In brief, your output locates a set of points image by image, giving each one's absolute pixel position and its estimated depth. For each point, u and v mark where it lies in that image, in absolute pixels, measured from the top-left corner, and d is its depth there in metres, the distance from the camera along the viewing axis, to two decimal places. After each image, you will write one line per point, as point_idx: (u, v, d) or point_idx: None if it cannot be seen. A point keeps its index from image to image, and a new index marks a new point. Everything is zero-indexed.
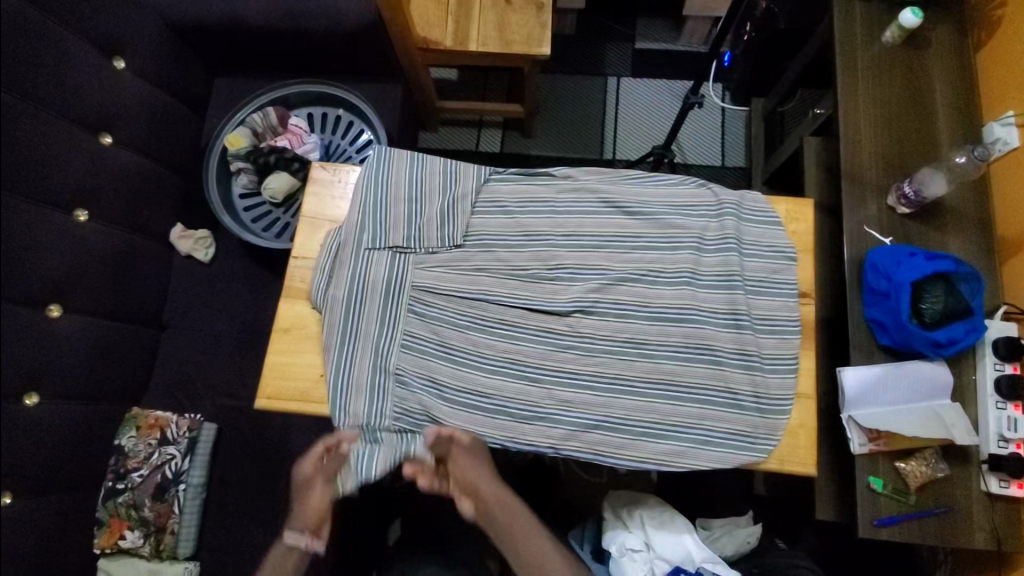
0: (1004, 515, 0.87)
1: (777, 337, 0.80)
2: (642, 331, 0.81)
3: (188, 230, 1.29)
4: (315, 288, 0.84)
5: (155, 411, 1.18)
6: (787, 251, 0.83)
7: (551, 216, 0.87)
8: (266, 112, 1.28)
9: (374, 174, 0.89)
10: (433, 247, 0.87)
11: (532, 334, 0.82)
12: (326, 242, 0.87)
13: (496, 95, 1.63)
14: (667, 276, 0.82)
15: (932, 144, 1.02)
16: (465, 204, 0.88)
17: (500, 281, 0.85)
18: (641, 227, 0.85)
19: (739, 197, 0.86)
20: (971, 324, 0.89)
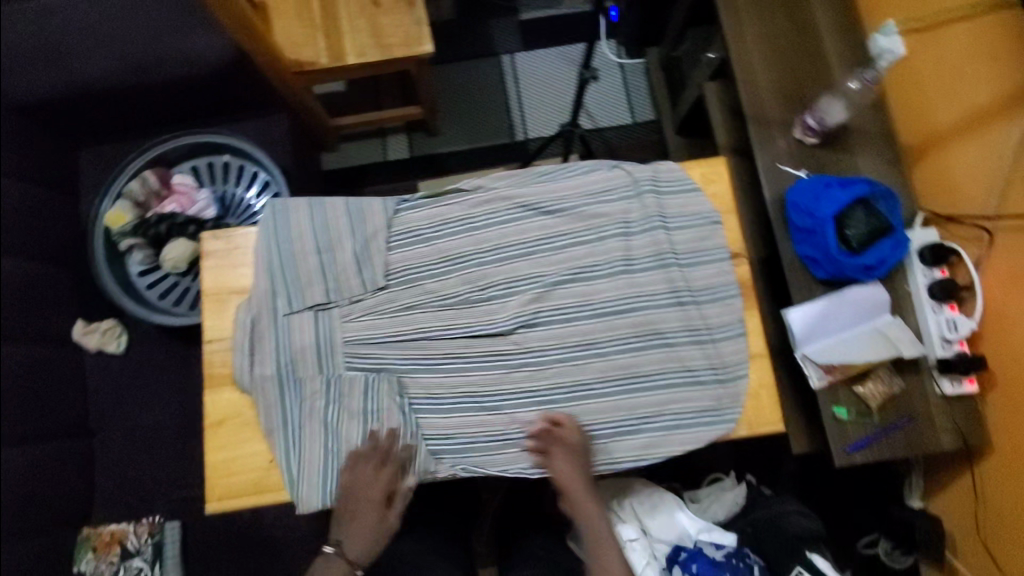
0: (959, 411, 0.91)
1: (721, 304, 0.80)
2: (589, 331, 0.79)
3: (92, 324, 1.18)
4: (238, 369, 0.78)
5: (108, 526, 1.08)
6: (710, 215, 0.82)
7: (471, 234, 0.82)
8: (144, 176, 1.16)
9: (273, 232, 0.82)
10: (356, 294, 0.81)
11: (481, 360, 0.79)
12: (238, 317, 0.80)
13: (392, 98, 1.54)
14: (600, 269, 0.80)
15: (826, 69, 1.03)
16: (378, 242, 0.82)
17: (434, 314, 0.80)
18: (565, 224, 0.82)
19: (654, 170, 0.85)
20: (896, 239, 0.92)
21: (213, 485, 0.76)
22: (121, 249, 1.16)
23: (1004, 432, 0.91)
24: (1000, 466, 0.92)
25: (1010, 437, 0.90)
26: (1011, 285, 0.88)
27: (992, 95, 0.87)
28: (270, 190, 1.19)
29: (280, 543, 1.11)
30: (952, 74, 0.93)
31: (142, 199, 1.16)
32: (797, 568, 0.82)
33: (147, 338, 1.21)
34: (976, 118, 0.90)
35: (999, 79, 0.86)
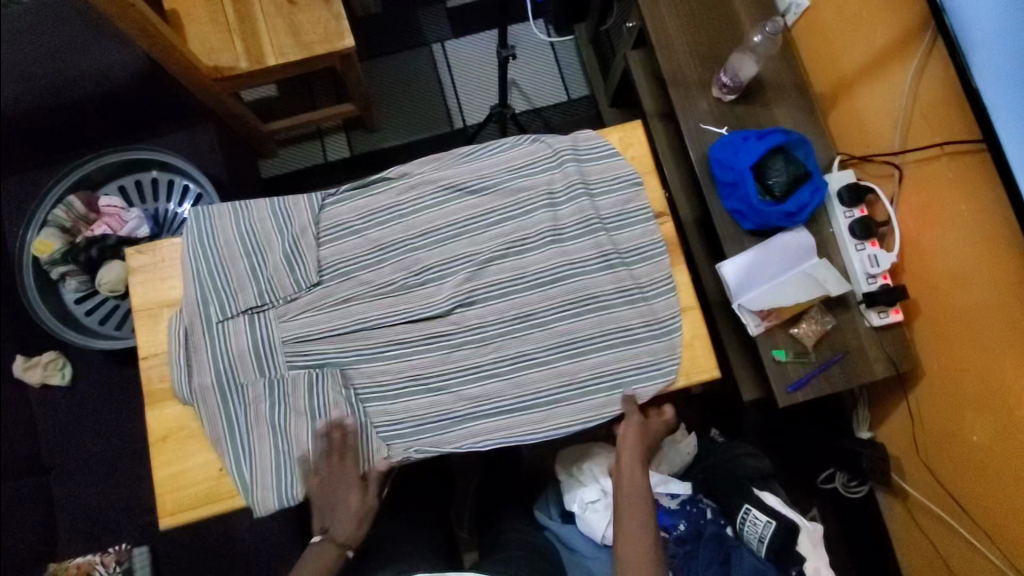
0: (888, 340, 0.96)
1: (649, 263, 0.83)
2: (526, 303, 0.80)
3: (32, 358, 1.15)
4: (176, 382, 0.77)
5: (75, 560, 1.07)
6: (630, 178, 0.85)
7: (400, 221, 0.83)
8: (68, 201, 1.13)
9: (199, 240, 0.81)
10: (291, 293, 0.80)
11: (423, 344, 0.80)
12: (171, 329, 0.79)
13: (325, 98, 1.52)
14: (530, 242, 0.82)
15: (737, 26, 1.05)
16: (308, 239, 0.82)
17: (372, 304, 0.80)
18: (492, 202, 0.83)
19: (573, 140, 0.87)
20: (814, 184, 0.95)
21: (163, 501, 0.76)
22: (53, 278, 1.12)
23: (932, 354, 0.97)
24: (932, 387, 0.98)
25: (938, 359, 0.96)
26: (925, 215, 0.93)
27: (887, 36, 0.91)
28: (202, 202, 1.16)
29: (255, 554, 1.10)
30: (851, 19, 0.97)
31: (71, 225, 1.13)
32: (746, 506, 0.86)
33: (92, 366, 1.17)
34: (877, 60, 0.94)
35: (894, 19, 0.89)
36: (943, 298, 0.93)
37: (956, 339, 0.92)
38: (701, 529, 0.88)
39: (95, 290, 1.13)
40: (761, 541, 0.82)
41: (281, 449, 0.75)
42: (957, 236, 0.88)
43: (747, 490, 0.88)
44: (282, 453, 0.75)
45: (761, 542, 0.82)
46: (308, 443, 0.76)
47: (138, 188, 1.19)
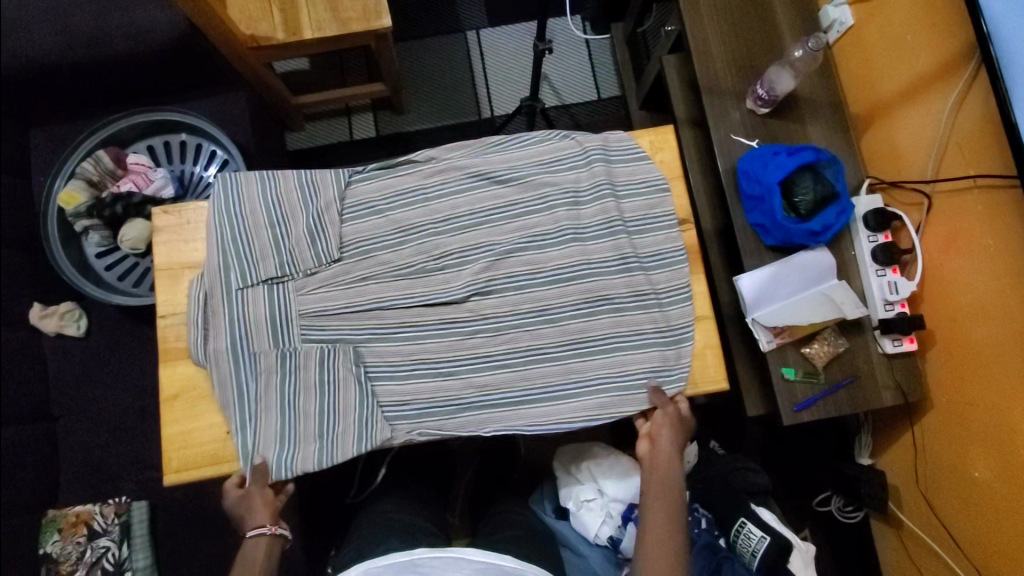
0: (899, 369, 0.96)
1: (669, 270, 0.83)
2: (543, 297, 0.81)
3: (49, 306, 1.17)
4: (193, 345, 0.78)
5: (74, 507, 1.09)
6: (658, 183, 0.84)
7: (424, 205, 0.83)
8: (97, 156, 1.14)
9: (225, 207, 0.82)
10: (311, 267, 0.81)
11: (435, 329, 0.80)
12: (191, 292, 0.80)
13: (357, 76, 1.52)
14: (551, 238, 0.82)
15: (777, 39, 1.04)
16: (332, 214, 0.82)
17: (389, 284, 0.81)
18: (516, 193, 0.83)
19: (603, 140, 0.86)
20: (841, 206, 0.94)
21: (168, 458, 0.77)
22: (76, 231, 1.14)
23: (942, 385, 0.96)
24: (938, 418, 0.98)
25: (948, 391, 0.96)
26: (950, 245, 0.92)
27: (929, 61, 0.90)
28: (228, 168, 1.17)
29: None
30: (894, 42, 0.95)
31: (97, 179, 1.14)
32: (741, 519, 0.86)
33: (107, 320, 1.19)
34: (917, 85, 0.93)
35: (938, 48, 0.88)
36: (959, 330, 0.92)
37: (968, 373, 0.91)
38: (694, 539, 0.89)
39: (116, 245, 1.15)
40: (754, 554, 0.83)
41: (285, 420, 0.77)
42: (980, 270, 0.87)
43: (744, 504, 0.88)
44: (286, 423, 0.77)
45: (754, 556, 0.83)
46: (314, 417, 0.77)
47: (166, 149, 1.20)
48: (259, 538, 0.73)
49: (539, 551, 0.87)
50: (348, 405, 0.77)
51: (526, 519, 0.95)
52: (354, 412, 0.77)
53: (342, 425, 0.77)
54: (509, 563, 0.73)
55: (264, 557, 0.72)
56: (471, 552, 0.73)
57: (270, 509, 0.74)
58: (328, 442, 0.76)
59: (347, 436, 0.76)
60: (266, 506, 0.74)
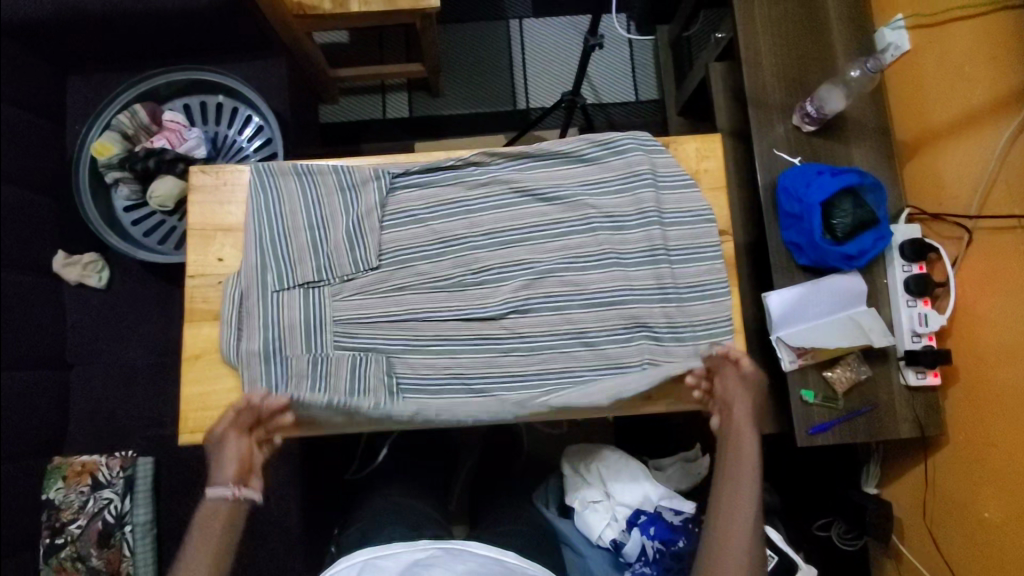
0: (919, 402, 0.95)
1: (709, 302, 0.80)
2: (579, 318, 0.79)
3: (73, 255, 1.17)
4: (225, 345, 0.77)
5: (80, 456, 1.09)
6: (705, 214, 0.81)
7: (466, 217, 0.81)
8: (133, 110, 1.13)
9: (265, 207, 0.80)
10: (348, 273, 0.80)
11: (466, 342, 0.79)
12: (226, 290, 0.78)
13: (395, 55, 1.51)
14: (591, 261, 0.80)
15: (830, 58, 1.02)
16: (372, 221, 0.80)
17: (425, 295, 0.80)
18: (561, 213, 0.81)
19: (652, 162, 0.83)
20: (879, 232, 0.93)
21: (185, 418, 0.77)
22: (106, 182, 1.14)
23: (961, 424, 0.95)
24: (953, 456, 0.97)
25: (965, 430, 0.95)
26: (985, 284, 0.91)
27: (987, 95, 0.88)
28: (263, 135, 1.17)
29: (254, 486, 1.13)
30: (951, 73, 0.94)
31: (132, 132, 1.14)
32: None
33: (127, 275, 1.20)
34: (971, 120, 0.91)
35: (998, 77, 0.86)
36: (985, 371, 0.91)
37: (991, 414, 0.90)
38: None
39: (145, 201, 1.15)
40: None
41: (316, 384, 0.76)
42: (1013, 312, 0.86)
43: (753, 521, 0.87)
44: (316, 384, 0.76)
45: None
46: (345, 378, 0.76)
47: (202, 109, 1.19)
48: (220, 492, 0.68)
49: (541, 546, 0.87)
50: (381, 369, 0.77)
51: (524, 513, 0.96)
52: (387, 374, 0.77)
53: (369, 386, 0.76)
54: (512, 560, 0.74)
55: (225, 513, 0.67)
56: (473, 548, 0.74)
57: (240, 465, 0.70)
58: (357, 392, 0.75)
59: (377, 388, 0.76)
60: (236, 461, 0.70)
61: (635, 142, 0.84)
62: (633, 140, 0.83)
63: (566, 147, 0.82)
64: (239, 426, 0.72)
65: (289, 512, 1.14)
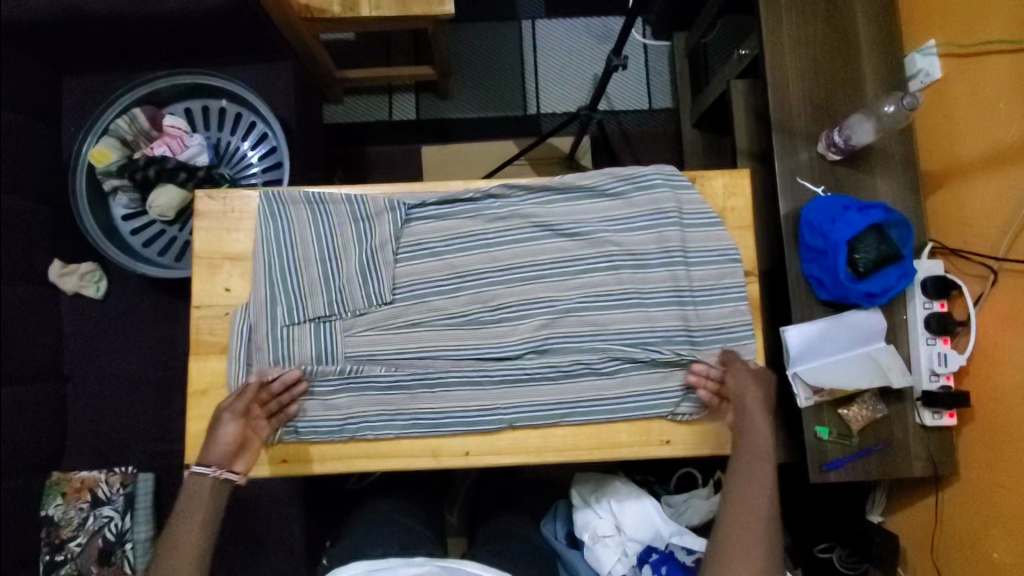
0: (933, 440, 0.94)
1: (732, 345, 0.79)
2: (599, 359, 0.77)
3: (70, 264, 1.14)
4: (232, 380, 0.75)
5: (79, 473, 1.08)
6: (731, 253, 0.79)
7: (484, 251, 0.79)
8: (133, 114, 1.09)
9: (275, 237, 0.77)
10: (361, 308, 0.77)
11: (480, 385, 0.76)
12: (235, 322, 0.76)
13: (404, 55, 1.45)
14: (612, 300, 0.78)
15: (859, 84, 0.99)
16: (386, 253, 0.77)
17: (441, 332, 0.77)
18: (582, 249, 0.79)
19: (678, 198, 0.80)
20: (903, 269, 0.91)
21: (191, 454, 0.75)
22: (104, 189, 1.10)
23: (975, 463, 0.95)
24: (964, 493, 0.97)
25: (978, 469, 0.94)
26: (1005, 326, 0.89)
27: (1019, 131, 0.86)
28: (267, 143, 1.13)
29: (255, 504, 1.12)
30: (983, 107, 0.91)
31: (131, 138, 1.09)
32: None
33: (127, 284, 1.17)
34: (1002, 156, 0.89)
35: None
36: (1002, 412, 0.90)
37: (1005, 455, 0.89)
38: None
39: (144, 210, 1.11)
40: None
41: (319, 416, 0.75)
42: None
43: None
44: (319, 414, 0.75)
45: None
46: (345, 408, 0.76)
47: (204, 114, 1.15)
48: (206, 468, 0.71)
49: None
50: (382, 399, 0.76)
51: (525, 538, 0.96)
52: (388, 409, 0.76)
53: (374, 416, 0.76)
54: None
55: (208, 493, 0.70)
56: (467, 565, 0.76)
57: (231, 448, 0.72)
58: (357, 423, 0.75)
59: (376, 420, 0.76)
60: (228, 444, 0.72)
61: (661, 175, 0.81)
62: (660, 175, 0.80)
63: (590, 181, 0.80)
64: (237, 412, 0.72)
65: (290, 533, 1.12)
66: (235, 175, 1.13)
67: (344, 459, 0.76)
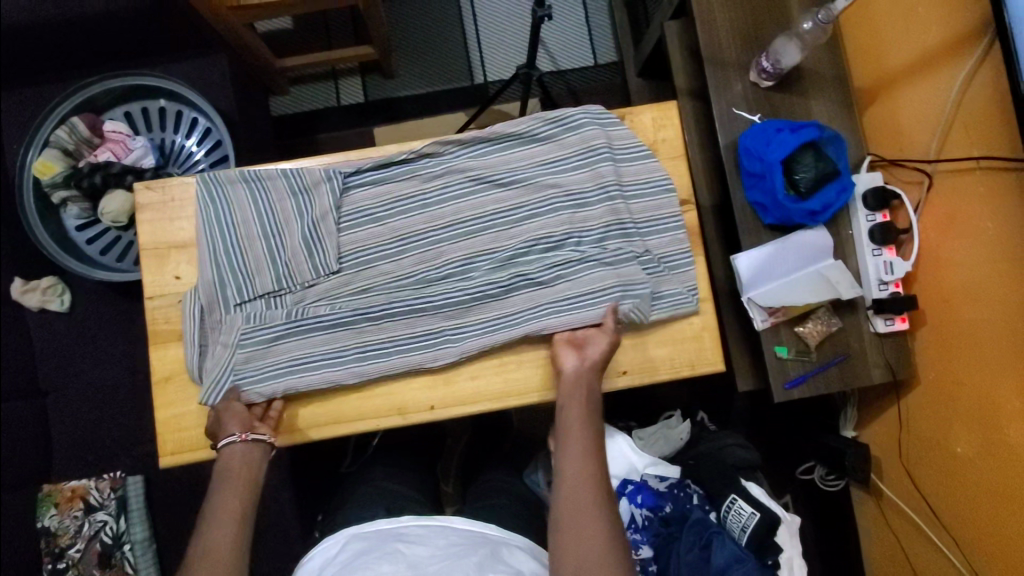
0: (889, 347, 0.97)
1: (676, 271, 0.85)
2: (546, 299, 0.82)
3: (30, 281, 1.17)
4: (189, 363, 0.81)
5: (69, 482, 1.11)
6: (664, 183, 0.86)
7: (423, 211, 0.84)
8: (72, 122, 1.08)
9: (217, 218, 0.83)
10: (309, 279, 0.83)
11: (429, 340, 0.81)
12: (186, 306, 0.82)
13: (343, 38, 1.44)
14: (553, 242, 0.83)
15: (784, 7, 1.00)
16: (328, 223, 0.83)
17: (389, 292, 0.82)
18: (518, 197, 0.85)
19: (607, 135, 0.87)
20: (842, 184, 0.93)
21: (163, 441, 0.81)
22: (54, 203, 1.10)
23: (931, 366, 0.98)
24: (924, 396, 1.00)
25: (935, 371, 0.97)
26: (947, 226, 0.92)
27: (940, 36, 0.87)
28: (211, 138, 1.13)
29: None
30: (905, 16, 0.92)
31: (73, 147, 1.09)
32: (732, 496, 0.87)
33: (93, 296, 1.19)
34: (925, 62, 0.91)
35: (947, 18, 0.85)
36: (950, 311, 0.93)
37: (957, 352, 0.92)
38: (685, 512, 0.86)
39: (98, 218, 1.11)
40: (743, 531, 0.84)
41: (278, 386, 0.79)
42: (974, 249, 0.88)
43: (735, 480, 0.90)
44: (278, 384, 0.79)
45: (743, 532, 0.84)
46: (300, 374, 0.80)
47: (145, 116, 1.15)
48: (232, 446, 0.76)
49: (529, 521, 0.91)
50: (338, 362, 0.80)
51: (512, 486, 0.99)
52: (344, 371, 0.80)
53: (332, 378, 0.80)
54: (493, 532, 0.72)
55: (240, 459, 0.75)
56: (454, 520, 0.72)
57: (242, 422, 0.78)
58: (314, 386, 0.80)
59: (332, 382, 0.80)
60: (238, 420, 0.78)
61: (589, 116, 0.87)
62: (587, 116, 0.86)
63: (520, 128, 0.85)
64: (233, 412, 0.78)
65: (284, 514, 1.21)
66: (184, 174, 1.13)
67: (318, 427, 0.82)
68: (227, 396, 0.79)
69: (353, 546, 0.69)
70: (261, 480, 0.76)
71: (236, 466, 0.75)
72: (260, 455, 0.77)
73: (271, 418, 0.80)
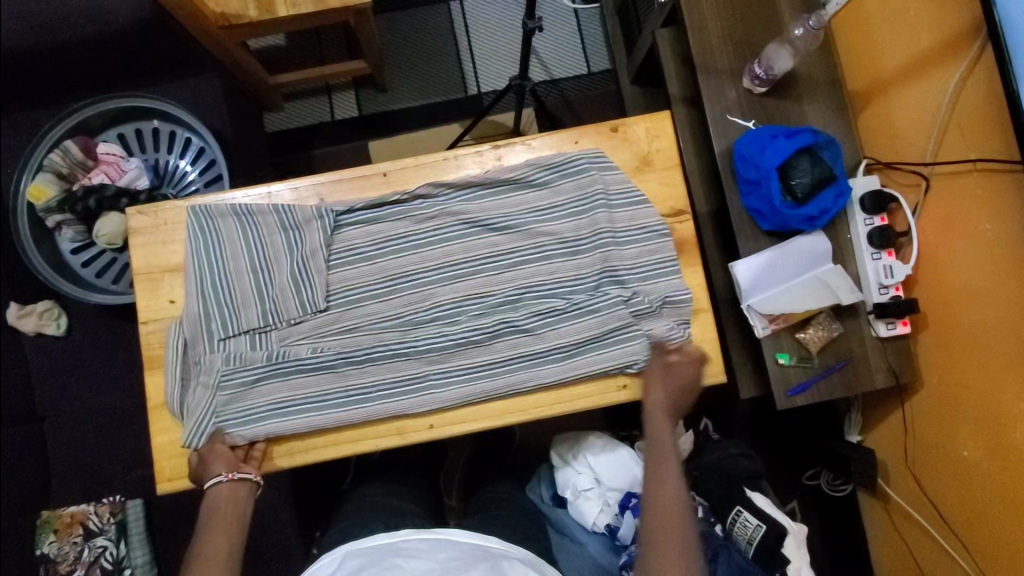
0: (892, 351, 0.96)
1: (667, 307, 0.85)
2: (530, 345, 0.83)
3: (26, 305, 1.18)
4: (169, 396, 0.81)
5: (68, 508, 1.10)
6: (658, 230, 0.86)
7: (414, 252, 0.86)
8: (65, 146, 1.08)
9: (206, 252, 0.83)
10: (296, 316, 0.83)
11: (410, 385, 0.82)
12: (170, 339, 0.83)
13: (337, 53, 1.44)
14: (542, 289, 0.86)
15: (776, 13, 1.00)
16: (317, 261, 0.84)
17: (377, 334, 0.83)
18: (512, 242, 0.86)
19: (604, 180, 0.88)
20: (838, 188, 0.92)
21: (161, 467, 0.81)
22: (49, 227, 1.10)
23: (935, 368, 0.97)
24: (929, 400, 0.99)
25: (940, 374, 0.96)
26: (947, 227, 0.92)
27: (932, 40, 0.87)
28: (205, 158, 1.12)
29: None
30: (896, 22, 0.92)
31: (67, 171, 1.09)
32: (737, 507, 0.88)
33: (90, 320, 1.20)
34: (918, 65, 0.90)
35: (941, 23, 0.85)
36: (953, 314, 0.92)
37: (961, 355, 0.92)
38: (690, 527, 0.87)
39: (93, 240, 1.11)
40: (749, 542, 0.85)
41: (257, 426, 0.79)
42: (974, 251, 0.87)
43: (740, 491, 0.89)
44: (257, 424, 0.79)
45: (749, 544, 0.85)
46: (280, 416, 0.80)
47: (139, 137, 1.15)
48: (218, 485, 0.77)
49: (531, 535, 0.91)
50: (321, 406, 0.81)
51: (516, 497, 0.98)
52: (325, 414, 0.80)
53: (314, 420, 0.80)
54: (495, 546, 0.71)
55: (226, 497, 0.76)
56: (456, 534, 0.70)
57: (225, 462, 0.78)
58: (293, 428, 0.80)
59: (312, 424, 0.80)
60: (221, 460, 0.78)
61: (587, 159, 0.88)
62: (587, 160, 0.88)
63: (516, 173, 0.87)
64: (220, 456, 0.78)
65: (285, 534, 1.21)
66: (179, 194, 1.13)
67: (310, 451, 0.82)
68: (208, 438, 0.79)
69: (349, 563, 0.66)
70: (246, 517, 0.77)
71: (225, 504, 0.76)
72: (246, 492, 0.78)
73: (254, 458, 0.80)
